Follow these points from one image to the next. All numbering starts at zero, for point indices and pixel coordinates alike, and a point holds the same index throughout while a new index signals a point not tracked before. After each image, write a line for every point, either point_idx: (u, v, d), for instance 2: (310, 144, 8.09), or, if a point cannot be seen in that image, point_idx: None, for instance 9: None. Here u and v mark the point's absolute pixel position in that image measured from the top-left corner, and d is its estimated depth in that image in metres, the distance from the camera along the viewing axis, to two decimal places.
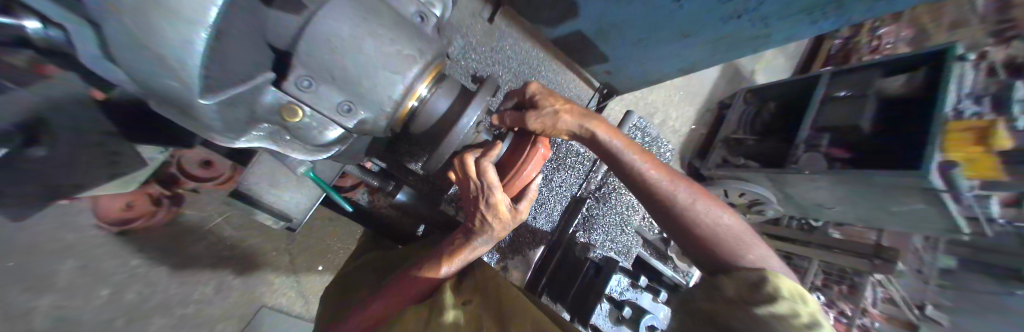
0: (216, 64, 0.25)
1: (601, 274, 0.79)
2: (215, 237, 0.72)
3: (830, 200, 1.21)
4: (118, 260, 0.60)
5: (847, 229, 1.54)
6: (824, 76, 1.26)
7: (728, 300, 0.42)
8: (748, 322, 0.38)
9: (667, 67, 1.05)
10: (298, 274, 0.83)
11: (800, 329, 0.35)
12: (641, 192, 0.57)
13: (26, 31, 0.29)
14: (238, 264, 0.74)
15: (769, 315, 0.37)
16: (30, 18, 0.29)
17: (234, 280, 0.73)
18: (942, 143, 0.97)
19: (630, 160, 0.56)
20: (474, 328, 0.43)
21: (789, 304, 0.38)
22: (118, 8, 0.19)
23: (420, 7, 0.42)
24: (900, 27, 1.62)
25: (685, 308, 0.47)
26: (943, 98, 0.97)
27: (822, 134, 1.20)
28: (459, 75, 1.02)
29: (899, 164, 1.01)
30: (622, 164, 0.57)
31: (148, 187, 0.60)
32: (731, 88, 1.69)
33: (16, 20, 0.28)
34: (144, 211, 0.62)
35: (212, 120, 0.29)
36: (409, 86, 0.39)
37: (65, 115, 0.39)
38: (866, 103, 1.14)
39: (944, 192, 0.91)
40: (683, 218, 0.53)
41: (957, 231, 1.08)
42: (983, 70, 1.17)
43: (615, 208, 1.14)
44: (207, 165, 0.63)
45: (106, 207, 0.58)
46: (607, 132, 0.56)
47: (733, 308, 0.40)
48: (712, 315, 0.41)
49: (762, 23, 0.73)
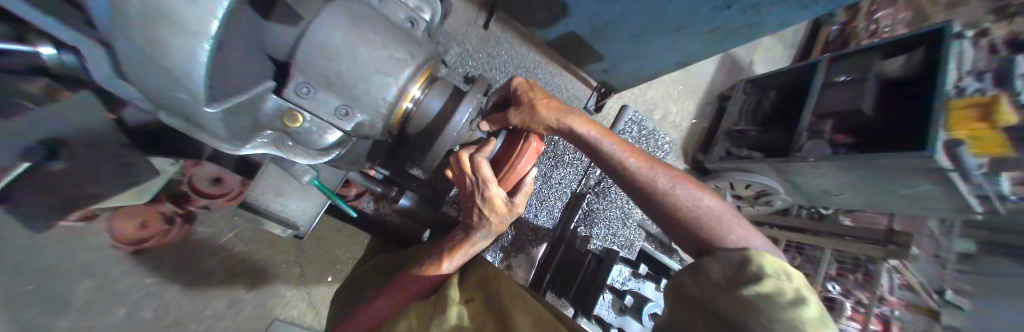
0: (218, 74, 0.27)
1: (603, 266, 0.80)
2: (228, 251, 0.73)
3: (836, 186, 1.20)
4: (133, 279, 0.62)
5: (859, 215, 1.52)
6: (824, 62, 1.25)
7: (717, 284, 0.42)
8: (735, 302, 0.38)
9: (662, 62, 1.07)
10: (307, 286, 0.84)
11: (786, 304, 0.35)
12: (625, 182, 0.58)
13: (41, 57, 0.34)
14: (248, 278, 0.75)
15: (756, 295, 0.37)
16: (44, 45, 0.34)
17: (245, 295, 0.74)
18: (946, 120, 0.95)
19: (611, 152, 0.57)
20: (477, 325, 0.45)
21: (774, 282, 0.39)
22: (129, 24, 0.21)
23: (409, 13, 0.44)
24: (898, 9, 1.62)
25: (676, 293, 0.47)
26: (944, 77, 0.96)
27: (825, 121, 1.19)
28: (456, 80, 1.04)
29: (900, 147, 1.02)
30: (604, 155, 0.58)
31: (160, 205, 0.63)
32: (730, 80, 1.69)
33: (33, 47, 0.33)
34: (157, 229, 0.63)
35: (216, 127, 0.31)
36: (402, 88, 0.41)
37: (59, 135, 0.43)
38: (866, 87, 1.13)
39: (951, 170, 0.89)
40: (668, 205, 0.54)
41: (968, 210, 1.06)
42: (984, 47, 1.16)
43: (615, 202, 1.15)
44: (216, 182, 0.64)
45: (122, 228, 0.60)
46: (586, 125, 0.58)
47: (720, 290, 0.40)
48: (701, 299, 0.42)
49: (753, 11, 0.74)
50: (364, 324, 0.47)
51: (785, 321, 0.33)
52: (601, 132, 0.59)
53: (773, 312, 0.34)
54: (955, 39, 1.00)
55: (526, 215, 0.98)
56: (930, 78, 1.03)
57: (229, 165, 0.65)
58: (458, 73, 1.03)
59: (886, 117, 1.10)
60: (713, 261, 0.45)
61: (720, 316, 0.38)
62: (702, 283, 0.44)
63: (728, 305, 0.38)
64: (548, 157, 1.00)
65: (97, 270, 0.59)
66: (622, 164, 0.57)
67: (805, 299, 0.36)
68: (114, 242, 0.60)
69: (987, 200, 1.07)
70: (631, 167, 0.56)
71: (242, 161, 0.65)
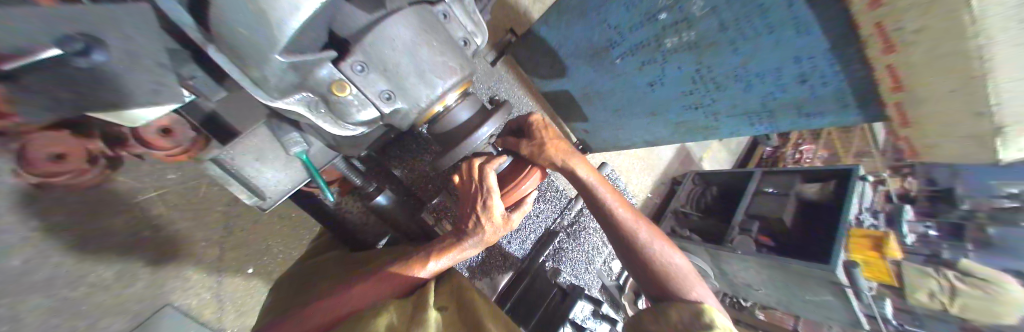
0: (301, 36, 0.34)
1: (568, 299, 1.02)
2: (142, 213, 0.61)
3: (758, 282, 1.48)
4: (22, 231, 0.47)
5: (772, 312, 1.89)
6: (758, 174, 1.66)
7: (675, 326, 0.56)
8: None
9: (636, 137, 1.31)
10: (218, 273, 0.72)
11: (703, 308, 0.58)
12: (614, 226, 0.71)
13: None
14: (157, 253, 0.62)
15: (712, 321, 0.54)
16: None
17: (145, 274, 0.61)
18: (851, 246, 1.33)
19: (606, 194, 0.70)
20: (456, 310, 0.61)
21: None
22: None
23: (465, 34, 0.50)
24: (817, 147, 2.21)
25: (650, 315, 0.61)
26: (850, 208, 1.32)
27: (755, 221, 1.50)
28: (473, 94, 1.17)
29: (822, 250, 1.32)
30: (602, 198, 0.71)
31: (92, 142, 0.50)
32: (682, 167, 2.11)
33: None
34: (79, 167, 0.50)
35: (271, 75, 0.35)
36: (445, 91, 0.46)
37: (58, 84, 0.36)
38: (785, 200, 1.51)
39: (846, 286, 1.17)
40: (644, 248, 0.69)
41: (858, 325, 1.34)
42: (879, 194, 1.65)
43: (582, 244, 1.32)
44: (60, 159, 0.47)
45: None
46: (589, 164, 0.70)
47: (659, 319, 0.59)
48: (650, 313, 0.62)
49: (764, 29, 0.62)
50: (335, 309, 0.55)
51: (703, 323, 0.54)
52: (602, 180, 0.71)
53: (705, 321, 0.55)
54: (859, 180, 1.42)
55: (502, 242, 1.06)
56: (836, 207, 1.42)
57: (195, 119, 0.57)
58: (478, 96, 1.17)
59: (807, 226, 1.46)
60: (672, 308, 0.59)
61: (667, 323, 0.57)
62: (659, 322, 0.59)
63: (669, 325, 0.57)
64: (541, 187, 1.19)
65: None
66: (616, 214, 0.70)
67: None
68: (17, 169, 0.46)
69: (872, 318, 1.37)
70: (628, 223, 0.70)
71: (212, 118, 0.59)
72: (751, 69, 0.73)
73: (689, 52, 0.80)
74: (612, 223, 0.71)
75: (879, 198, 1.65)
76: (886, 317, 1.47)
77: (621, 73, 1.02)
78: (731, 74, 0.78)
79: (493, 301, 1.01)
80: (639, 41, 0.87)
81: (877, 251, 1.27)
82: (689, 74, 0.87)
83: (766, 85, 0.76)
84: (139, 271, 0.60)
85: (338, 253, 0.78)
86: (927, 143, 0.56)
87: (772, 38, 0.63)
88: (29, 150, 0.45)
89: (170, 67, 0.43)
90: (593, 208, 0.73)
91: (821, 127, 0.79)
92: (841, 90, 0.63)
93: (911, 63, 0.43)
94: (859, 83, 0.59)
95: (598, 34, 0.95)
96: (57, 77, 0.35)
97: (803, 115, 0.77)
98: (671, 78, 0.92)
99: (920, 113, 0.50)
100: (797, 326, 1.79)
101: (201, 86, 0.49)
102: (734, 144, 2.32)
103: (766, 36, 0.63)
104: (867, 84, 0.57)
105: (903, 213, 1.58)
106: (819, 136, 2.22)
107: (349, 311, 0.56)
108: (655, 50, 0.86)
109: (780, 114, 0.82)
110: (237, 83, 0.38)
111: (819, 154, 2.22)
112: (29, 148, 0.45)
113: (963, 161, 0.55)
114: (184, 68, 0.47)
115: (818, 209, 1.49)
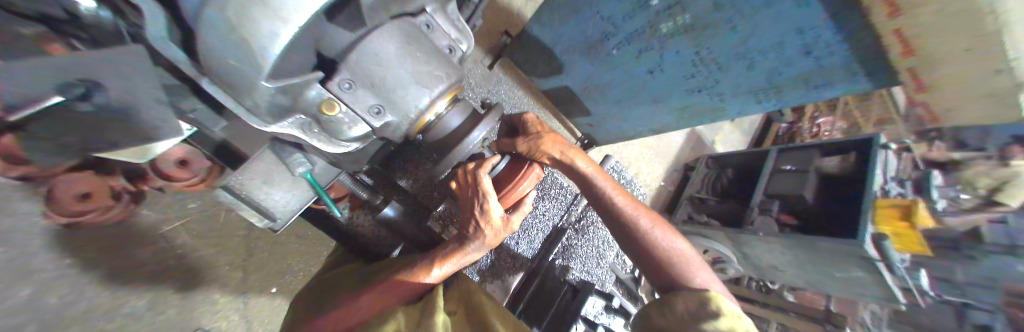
0: (286, 61, 0.34)
1: (579, 295, 1.01)
2: (167, 243, 0.63)
3: (783, 264, 1.43)
4: None
5: (802, 293, 1.82)
6: (774, 152, 1.60)
7: (682, 319, 0.54)
8: (680, 324, 0.54)
9: (641, 126, 1.28)
10: (243, 294, 0.74)
11: (711, 296, 0.56)
12: (614, 218, 0.69)
13: None
14: (185, 280, 0.65)
15: (719, 310, 0.52)
16: None
17: (176, 301, 0.63)
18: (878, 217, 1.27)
19: (603, 187, 0.70)
20: (463, 317, 0.61)
21: (728, 322, 0.51)
22: (226, 5, 0.27)
23: (450, 41, 0.50)
24: (836, 118, 2.11)
25: (657, 309, 0.60)
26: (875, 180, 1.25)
27: (774, 201, 1.45)
28: (472, 98, 1.17)
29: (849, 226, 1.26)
30: (600, 191, 0.70)
31: (113, 179, 0.53)
32: (694, 152, 2.06)
33: None
34: (104, 204, 0.51)
35: (261, 101, 0.36)
36: (433, 100, 0.46)
37: (70, 128, 0.38)
38: (805, 176, 1.45)
39: (877, 261, 1.11)
40: (647, 239, 0.67)
41: (895, 300, 1.27)
42: (907, 161, 1.57)
43: (592, 240, 1.30)
44: (86, 198, 0.50)
45: None
46: (584, 159, 0.70)
47: (666, 312, 0.57)
48: (658, 308, 0.60)
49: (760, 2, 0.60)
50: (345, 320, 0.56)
51: (711, 311, 0.53)
52: (600, 173, 0.71)
53: (712, 310, 0.53)
54: (882, 149, 1.35)
55: (509, 242, 1.06)
56: (860, 179, 1.35)
57: (206, 149, 0.61)
58: (478, 99, 1.18)
59: (829, 202, 1.40)
60: (678, 299, 0.57)
61: (673, 316, 0.56)
62: (666, 315, 0.57)
63: (677, 318, 0.55)
64: (545, 186, 1.19)
65: (20, 247, 0.46)
66: (617, 206, 0.69)
67: (738, 328, 0.50)
68: (46, 211, 0.49)
69: (911, 292, 1.30)
70: (629, 213, 0.68)
71: (222, 147, 0.63)
72: (751, 45, 0.71)
73: (684, 34, 0.78)
74: (612, 215, 0.70)
75: (907, 165, 1.56)
76: (924, 290, 1.40)
77: (616, 63, 1.01)
78: (730, 53, 0.76)
79: (504, 304, 1.01)
80: (632, 28, 0.85)
81: (906, 221, 1.21)
82: (685, 56, 0.84)
83: (767, 60, 0.73)
84: (168, 298, 0.62)
85: (348, 266, 0.79)
86: (946, 106, 0.53)
87: (768, 11, 0.61)
88: (56, 192, 0.48)
89: (168, 102, 0.45)
90: (593, 202, 0.73)
91: (833, 99, 0.75)
92: (846, 58, 0.61)
93: (918, 22, 0.41)
94: (866, 48, 0.56)
95: (590, 26, 0.94)
96: (67, 120, 0.37)
97: (812, 88, 0.73)
98: (667, 62, 0.90)
99: (934, 73, 0.47)
100: (832, 306, 1.71)
101: (201, 119, 0.53)
102: (745, 124, 2.25)
103: (761, 10, 0.61)
104: (873, 48, 0.55)
105: (934, 179, 1.50)
106: (837, 107, 2.12)
107: (360, 322, 0.57)
108: (649, 36, 0.84)
109: (784, 89, 0.79)
110: (232, 111, 0.39)
111: (837, 125, 2.13)
112: (56, 191, 0.48)
113: (991, 120, 0.52)
114: (183, 102, 0.49)
115: (838, 183, 1.43)
